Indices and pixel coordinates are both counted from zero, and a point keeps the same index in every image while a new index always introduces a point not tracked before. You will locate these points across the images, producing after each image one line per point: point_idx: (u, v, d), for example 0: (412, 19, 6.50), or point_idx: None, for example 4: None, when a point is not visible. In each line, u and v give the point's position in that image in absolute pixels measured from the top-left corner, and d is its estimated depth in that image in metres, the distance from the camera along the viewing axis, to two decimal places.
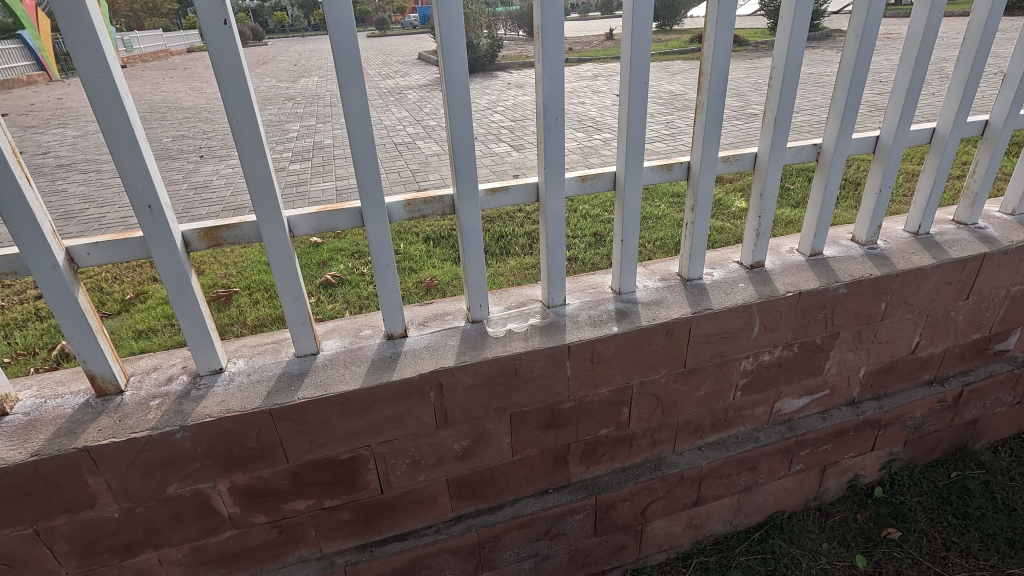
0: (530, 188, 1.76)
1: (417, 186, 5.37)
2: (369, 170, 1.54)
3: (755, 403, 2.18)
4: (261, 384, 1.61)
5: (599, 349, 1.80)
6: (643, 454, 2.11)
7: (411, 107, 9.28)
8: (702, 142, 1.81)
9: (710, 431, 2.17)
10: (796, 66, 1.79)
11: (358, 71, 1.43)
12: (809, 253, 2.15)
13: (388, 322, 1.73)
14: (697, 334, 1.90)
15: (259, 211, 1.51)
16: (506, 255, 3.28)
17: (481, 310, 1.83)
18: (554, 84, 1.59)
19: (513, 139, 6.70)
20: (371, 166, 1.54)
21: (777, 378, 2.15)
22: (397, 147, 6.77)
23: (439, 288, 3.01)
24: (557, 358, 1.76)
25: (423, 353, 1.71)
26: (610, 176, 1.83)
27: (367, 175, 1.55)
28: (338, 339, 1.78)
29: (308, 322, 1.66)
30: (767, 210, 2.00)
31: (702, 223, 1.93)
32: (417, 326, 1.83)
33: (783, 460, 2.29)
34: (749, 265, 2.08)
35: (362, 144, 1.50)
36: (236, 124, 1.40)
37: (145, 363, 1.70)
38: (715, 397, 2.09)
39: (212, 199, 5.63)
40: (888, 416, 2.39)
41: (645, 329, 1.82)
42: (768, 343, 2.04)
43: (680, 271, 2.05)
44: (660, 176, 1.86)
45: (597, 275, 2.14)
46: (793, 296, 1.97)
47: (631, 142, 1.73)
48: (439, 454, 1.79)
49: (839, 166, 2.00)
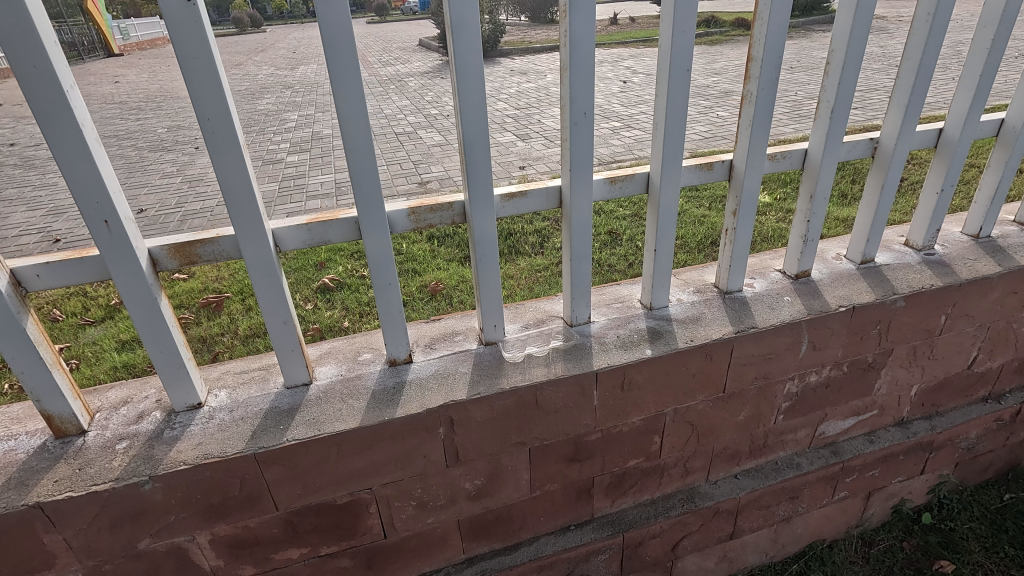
0: (552, 193, 1.54)
1: (420, 179, 5.16)
2: (365, 175, 1.31)
3: (797, 427, 1.98)
4: (245, 422, 1.40)
5: (631, 375, 1.58)
6: (675, 483, 1.91)
7: (413, 95, 9.03)
8: (749, 137, 1.58)
9: (747, 458, 1.97)
10: (860, 48, 1.54)
11: (353, 56, 1.20)
12: (859, 261, 1.92)
13: (391, 346, 1.52)
14: (740, 356, 1.69)
15: (238, 224, 1.28)
16: (516, 255, 3.05)
17: (495, 331, 1.61)
18: (583, 73, 1.36)
19: (518, 127, 6.46)
20: (370, 170, 1.31)
21: (824, 399, 1.93)
22: (398, 138, 6.53)
23: (445, 293, 2.80)
24: (583, 386, 1.54)
25: (431, 382, 1.50)
26: (643, 178, 1.60)
27: (364, 182, 1.32)
28: (334, 366, 1.58)
29: (298, 349, 1.44)
30: (818, 213, 1.77)
31: (745, 229, 1.71)
32: (424, 348, 1.62)
33: (827, 487, 2.07)
34: (794, 274, 1.86)
35: (357, 144, 1.27)
36: (207, 122, 1.17)
37: (114, 396, 1.50)
38: (755, 421, 1.88)
39: (208, 193, 5.43)
40: (941, 437, 2.17)
41: (683, 351, 1.61)
42: (816, 363, 1.82)
43: (717, 282, 1.83)
44: (698, 176, 1.63)
45: (624, 285, 1.92)
46: (846, 311, 1.75)
47: (669, 139, 1.50)
48: (450, 493, 1.59)
49: (899, 163, 1.77)
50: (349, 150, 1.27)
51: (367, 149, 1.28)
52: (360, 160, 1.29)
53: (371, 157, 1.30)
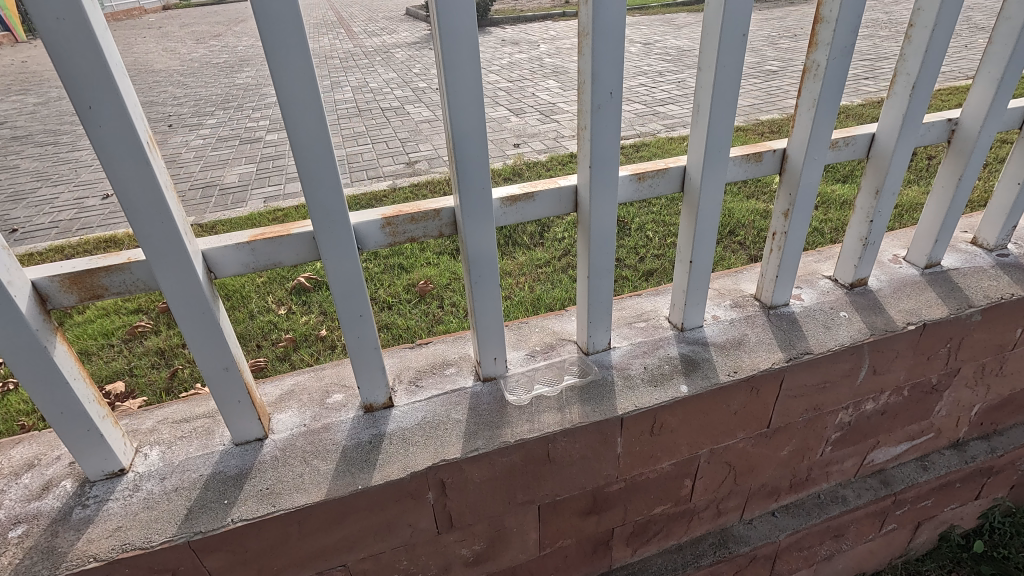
0: (565, 194, 1.22)
1: (407, 158, 4.79)
2: (321, 179, 0.99)
3: (845, 457, 1.71)
4: (179, 495, 1.10)
5: (663, 417, 1.29)
6: (704, 526, 1.64)
7: (400, 67, 8.55)
8: (812, 121, 1.25)
9: (787, 493, 1.70)
10: (956, 6, 1.22)
11: (296, 17, 0.86)
12: (924, 265, 1.62)
13: (366, 390, 1.22)
14: (790, 387, 1.40)
15: (151, 249, 0.94)
16: (513, 246, 2.72)
17: (496, 365, 1.31)
18: (611, 38, 1.02)
19: (511, 101, 6.06)
20: (328, 171, 0.98)
21: (878, 427, 1.66)
22: (384, 113, 6.11)
23: (436, 294, 2.47)
24: (605, 434, 1.25)
25: (417, 435, 1.20)
26: (678, 173, 1.28)
27: (321, 187, 1.00)
28: (296, 411, 1.28)
29: (246, 400, 1.13)
30: (884, 212, 1.46)
31: (799, 232, 1.40)
32: (407, 386, 1.32)
33: (874, 522, 1.81)
34: (850, 283, 1.56)
35: (307, 137, 0.94)
36: (90, 112, 0.82)
37: (19, 456, 1.19)
38: (800, 455, 1.61)
39: (179, 175, 5.04)
40: (1001, 461, 1.91)
41: (725, 386, 1.31)
42: (875, 389, 1.53)
43: (760, 294, 1.53)
44: (745, 170, 1.31)
45: (646, 296, 1.61)
46: (915, 329, 1.46)
47: (715, 125, 1.18)
48: (443, 561, 1.31)
49: (983, 150, 1.46)
50: (296, 145, 0.94)
51: (322, 143, 0.96)
52: (313, 158, 0.96)
53: (329, 153, 0.97)
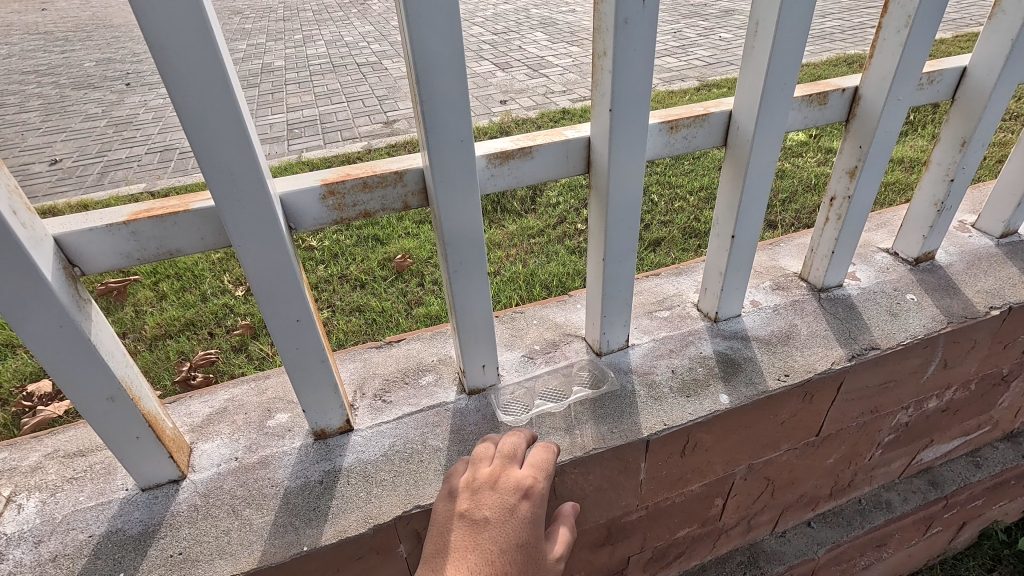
0: (573, 150, 0.91)
1: (384, 116, 4.38)
2: (219, 134, 0.67)
3: (894, 459, 1.46)
4: (59, 567, 0.81)
5: (697, 435, 1.02)
6: (732, 543, 1.40)
7: (377, 19, 7.96)
8: (903, 48, 0.94)
9: (826, 501, 1.46)
10: None
11: None
12: (1000, 233, 1.35)
13: (314, 412, 0.93)
14: (850, 390, 1.13)
15: None
16: (502, 212, 2.39)
17: (484, 374, 1.03)
18: None
19: (496, 54, 5.61)
20: (224, 119, 0.66)
21: (935, 426, 1.41)
22: (359, 69, 5.63)
23: (415, 269, 2.13)
24: (625, 461, 0.98)
25: (382, 472, 0.92)
26: (720, 121, 0.97)
27: (216, 143, 0.67)
28: (227, 439, 0.99)
29: (148, 435, 0.84)
30: (968, 170, 1.17)
31: (866, 196, 1.11)
32: (371, 403, 1.04)
33: (919, 527, 1.59)
34: (915, 257, 1.28)
35: (182, 66, 0.62)
36: None
37: None
38: (847, 461, 1.36)
39: (135, 138, 4.59)
40: None
41: (775, 395, 1.04)
42: (942, 385, 1.27)
43: (808, 272, 1.25)
44: (807, 116, 1.00)
45: (666, 276, 1.32)
46: (998, 315, 1.19)
47: (780, 52, 0.86)
48: None
49: None
50: (167, 76, 0.61)
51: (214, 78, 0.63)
52: (196, 97, 0.64)
53: (221, 89, 0.64)
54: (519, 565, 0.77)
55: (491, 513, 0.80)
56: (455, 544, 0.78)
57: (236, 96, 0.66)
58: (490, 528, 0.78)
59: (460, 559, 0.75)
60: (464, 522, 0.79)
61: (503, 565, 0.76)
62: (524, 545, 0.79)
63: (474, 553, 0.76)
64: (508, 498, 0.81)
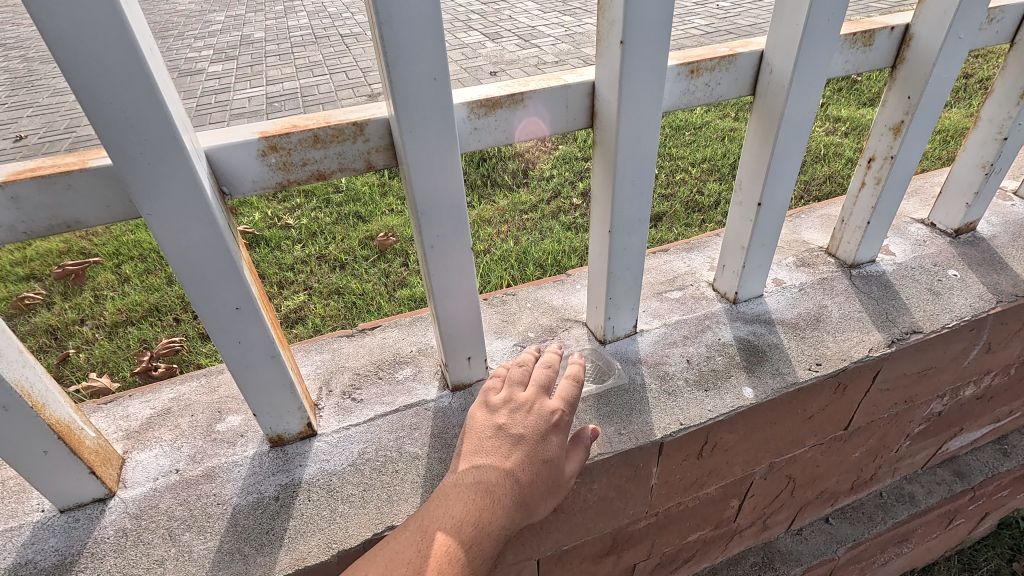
0: (574, 99, 0.75)
1: (369, 89, 4.16)
2: (127, 106, 0.53)
3: (920, 449, 1.34)
4: None
5: (717, 434, 0.88)
6: (746, 543, 1.28)
7: None
8: None
9: (847, 495, 1.34)
10: None
11: None
12: None
13: (266, 414, 0.78)
14: (886, 379, 1.00)
15: None
16: (492, 186, 2.22)
17: (469, 367, 0.88)
18: None
19: (484, 24, 5.36)
20: (133, 89, 0.52)
21: (968, 414, 1.29)
22: (342, 40, 5.37)
23: (399, 248, 1.96)
24: (635, 466, 0.85)
25: (350, 485, 0.78)
26: (749, 65, 0.81)
27: (117, 105, 0.52)
28: (167, 447, 0.84)
29: (58, 449, 0.69)
30: None
31: (909, 158, 0.96)
32: (338, 402, 0.89)
33: (942, 521, 1.48)
34: (956, 228, 1.14)
35: (69, 22, 0.47)
36: None
37: None
38: (873, 454, 1.23)
39: None
40: None
41: (807, 387, 0.90)
42: (981, 371, 1.15)
43: (837, 246, 1.10)
44: (850, 61, 0.85)
45: (676, 253, 1.18)
46: None
47: None
48: None
49: None
50: (44, 26, 0.46)
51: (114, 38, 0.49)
52: (93, 63, 0.49)
53: (126, 52, 0.50)
54: (545, 482, 0.71)
55: (524, 432, 0.72)
56: (487, 455, 0.71)
57: (140, 47, 0.50)
58: (523, 449, 0.71)
59: (493, 467, 0.69)
60: (498, 434, 0.72)
61: (533, 479, 0.70)
62: (553, 464, 0.72)
63: (508, 465, 0.70)
64: (544, 421, 0.74)
